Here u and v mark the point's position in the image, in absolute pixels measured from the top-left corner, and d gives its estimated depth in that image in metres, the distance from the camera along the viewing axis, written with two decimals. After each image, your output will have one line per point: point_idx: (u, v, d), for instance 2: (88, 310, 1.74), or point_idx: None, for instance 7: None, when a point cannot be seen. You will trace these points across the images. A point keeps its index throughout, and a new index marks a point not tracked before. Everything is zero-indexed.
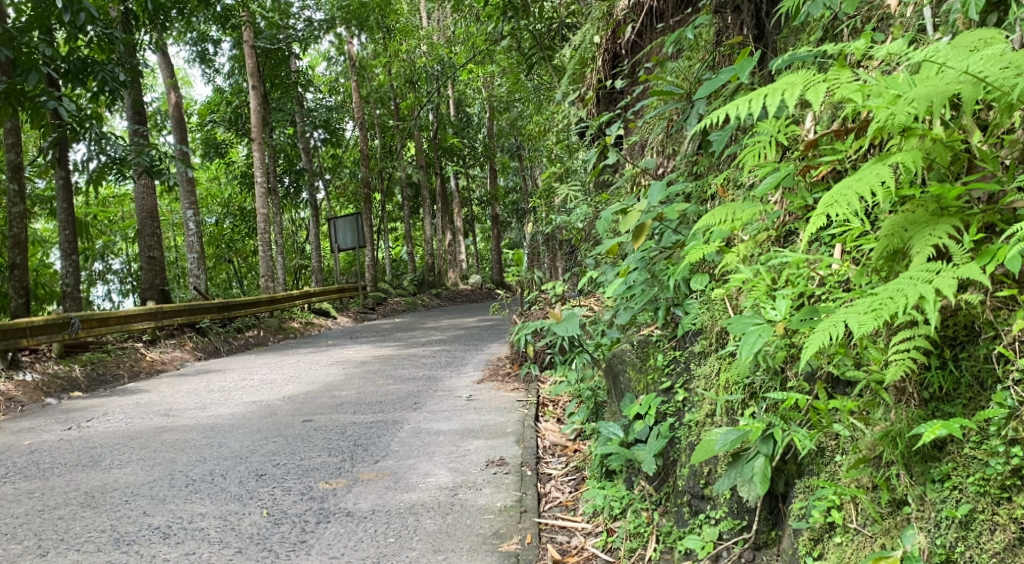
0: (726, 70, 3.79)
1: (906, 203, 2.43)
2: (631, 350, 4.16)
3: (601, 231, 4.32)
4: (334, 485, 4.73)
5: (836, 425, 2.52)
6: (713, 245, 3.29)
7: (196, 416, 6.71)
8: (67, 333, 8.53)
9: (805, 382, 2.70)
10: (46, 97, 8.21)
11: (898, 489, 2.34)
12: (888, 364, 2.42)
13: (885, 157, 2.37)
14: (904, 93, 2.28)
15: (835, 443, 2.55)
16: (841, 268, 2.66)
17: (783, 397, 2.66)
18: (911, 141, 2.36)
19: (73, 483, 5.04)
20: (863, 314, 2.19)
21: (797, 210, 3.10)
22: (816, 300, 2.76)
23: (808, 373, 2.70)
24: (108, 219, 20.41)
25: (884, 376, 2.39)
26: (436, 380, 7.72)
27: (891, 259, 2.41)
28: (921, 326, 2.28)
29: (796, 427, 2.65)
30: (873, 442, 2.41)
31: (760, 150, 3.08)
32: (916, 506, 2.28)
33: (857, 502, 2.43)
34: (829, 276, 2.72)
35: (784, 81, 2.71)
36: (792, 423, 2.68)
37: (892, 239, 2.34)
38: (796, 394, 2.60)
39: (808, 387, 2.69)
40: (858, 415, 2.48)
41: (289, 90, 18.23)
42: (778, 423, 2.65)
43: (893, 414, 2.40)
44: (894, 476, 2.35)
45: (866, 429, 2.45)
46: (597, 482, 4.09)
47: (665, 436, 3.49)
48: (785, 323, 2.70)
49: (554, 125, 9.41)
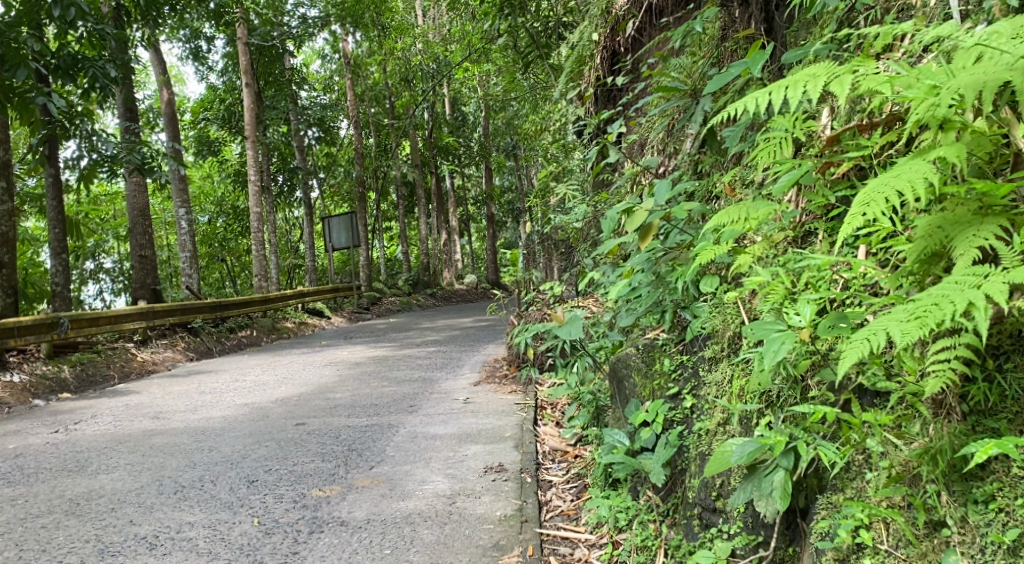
0: (737, 64, 3.64)
1: (944, 203, 2.31)
2: (636, 354, 4.02)
3: (605, 231, 4.16)
4: (328, 492, 4.58)
5: (869, 440, 2.39)
6: (725, 247, 3.15)
7: (187, 418, 6.54)
8: (56, 334, 8.35)
9: (829, 392, 2.58)
10: (35, 93, 8.06)
11: (936, 510, 2.22)
12: (924, 374, 2.30)
13: (922, 152, 2.25)
14: (946, 83, 2.16)
15: (865, 458, 2.42)
16: (868, 272, 2.55)
17: (809, 410, 2.54)
18: (949, 135, 2.25)
19: (58, 490, 4.87)
20: (906, 322, 2.08)
21: (816, 209, 2.98)
22: (839, 305, 2.66)
23: (833, 383, 2.58)
24: (100, 217, 20.20)
25: (922, 388, 2.27)
26: (432, 383, 7.56)
27: (928, 262, 2.29)
28: (965, 335, 2.16)
29: (820, 439, 2.53)
30: (909, 459, 2.29)
31: (776, 146, 2.97)
32: (958, 529, 2.17)
33: (889, 523, 2.29)
34: (856, 280, 2.61)
35: (806, 72, 2.59)
36: (815, 434, 2.55)
37: (930, 240, 2.21)
38: (823, 406, 2.48)
39: (833, 398, 2.56)
40: (893, 430, 2.35)
41: (284, 88, 18.06)
42: (801, 436, 2.53)
43: (932, 429, 2.27)
44: (933, 497, 2.23)
45: (901, 445, 2.33)
46: (600, 491, 3.95)
47: (673, 445, 3.34)
48: (809, 330, 2.58)
49: (551, 124, 9.27)
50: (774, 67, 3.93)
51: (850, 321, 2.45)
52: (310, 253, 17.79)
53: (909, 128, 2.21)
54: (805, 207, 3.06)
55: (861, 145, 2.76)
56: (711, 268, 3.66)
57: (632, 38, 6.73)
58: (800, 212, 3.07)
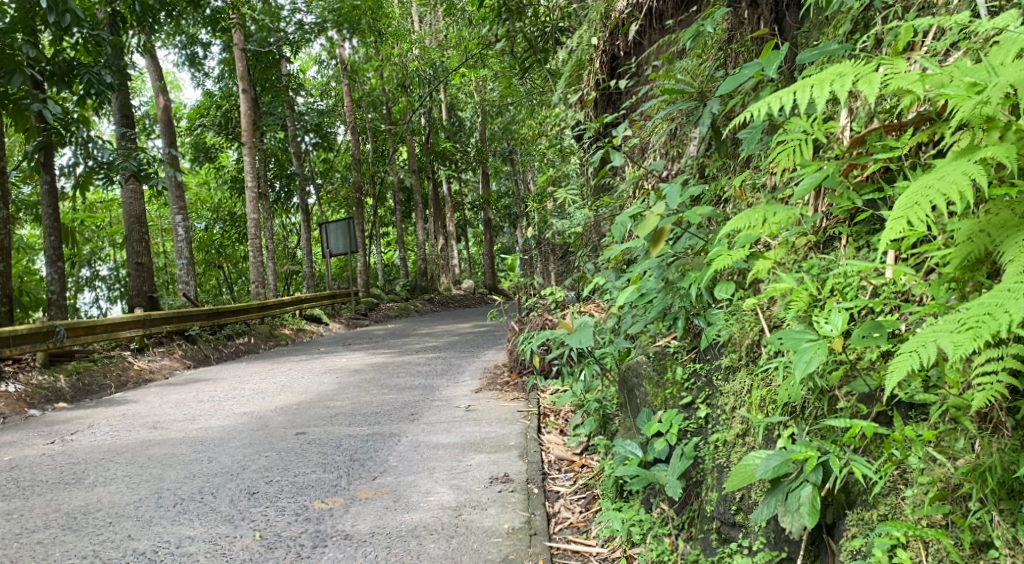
0: (750, 64, 3.54)
1: (988, 208, 2.29)
2: (647, 362, 3.91)
3: (615, 236, 4.00)
4: (331, 504, 4.48)
5: (911, 458, 2.37)
6: (742, 253, 3.07)
7: (185, 428, 6.43)
8: (52, 343, 8.22)
9: (861, 403, 2.56)
10: (30, 100, 7.95)
11: (982, 531, 2.20)
12: (968, 386, 2.28)
13: (964, 153, 2.22)
14: (988, 82, 2.12)
15: (904, 476, 2.39)
16: (901, 279, 2.54)
17: (843, 424, 2.52)
18: (992, 135, 2.18)
19: (55, 503, 4.76)
20: (957, 333, 2.08)
21: (840, 214, 2.91)
22: (870, 313, 2.64)
23: (865, 394, 2.56)
24: (96, 224, 20.04)
25: (967, 401, 2.25)
26: (433, 390, 7.45)
27: (972, 268, 2.29)
28: (1012, 346, 2.14)
29: (853, 453, 2.51)
30: (954, 476, 2.26)
31: (795, 148, 2.90)
32: (1007, 549, 2.14)
33: (927, 543, 2.27)
34: (885, 286, 2.61)
35: (830, 72, 2.53)
36: (846, 448, 2.53)
37: (977, 246, 2.21)
38: (860, 422, 2.46)
39: (866, 410, 2.54)
40: (935, 445, 2.33)
41: (281, 94, 17.78)
42: (833, 450, 2.52)
43: (978, 446, 2.26)
44: (979, 517, 2.20)
45: (945, 461, 2.30)
46: (611, 503, 3.84)
47: (689, 457, 3.24)
48: (841, 340, 2.57)
49: (549, 129, 9.18)
50: (786, 68, 3.85)
51: (884, 330, 2.47)
52: (307, 259, 17.63)
53: (953, 126, 2.18)
54: (826, 211, 2.98)
55: (888, 147, 2.68)
56: (726, 272, 3.57)
57: (634, 41, 6.66)
58: (822, 215, 2.99)
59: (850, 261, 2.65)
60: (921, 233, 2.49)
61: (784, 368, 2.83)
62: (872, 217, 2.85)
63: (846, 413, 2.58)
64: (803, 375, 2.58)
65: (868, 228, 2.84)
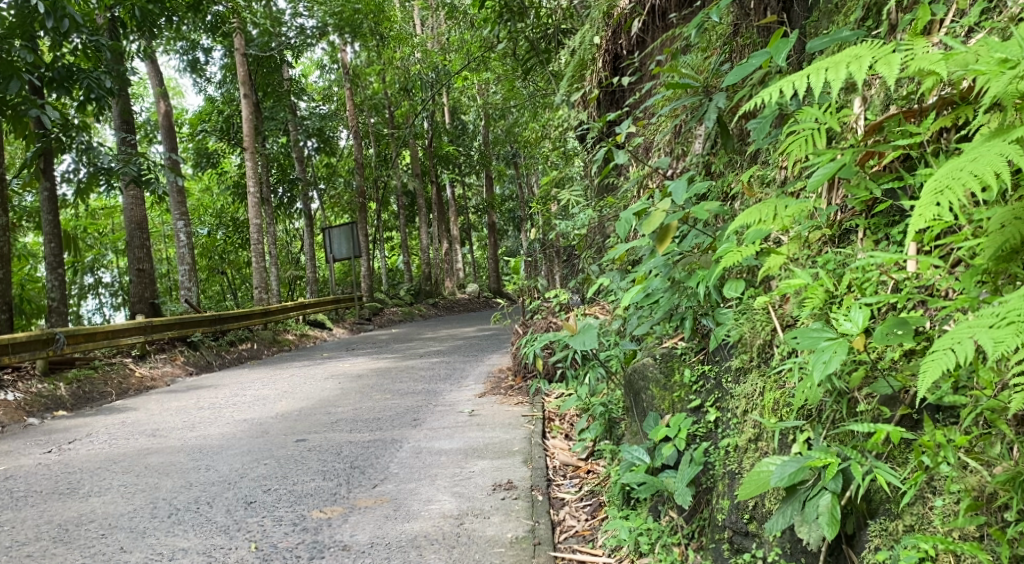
0: (758, 54, 3.40)
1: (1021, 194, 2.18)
2: (654, 364, 3.76)
3: (620, 234, 3.86)
4: (329, 513, 4.35)
5: (942, 465, 2.24)
6: (753, 249, 2.94)
7: (184, 436, 6.31)
8: (52, 350, 8.12)
9: (884, 406, 2.43)
10: (28, 105, 7.82)
11: (1020, 544, 2.07)
12: (1003, 387, 2.17)
13: (996, 134, 2.11)
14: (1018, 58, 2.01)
15: (936, 484, 2.26)
16: (925, 273, 2.42)
17: (865, 429, 2.38)
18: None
19: (47, 515, 4.63)
20: (997, 328, 1.97)
21: (857, 206, 2.78)
22: (892, 310, 2.52)
23: (887, 396, 2.43)
24: (98, 232, 19.93)
25: (1005, 403, 2.13)
26: (436, 395, 7.31)
27: (1005, 260, 2.19)
28: None
29: (875, 460, 2.38)
30: (991, 485, 2.14)
31: (806, 138, 2.79)
32: None
33: (960, 556, 2.14)
34: (907, 281, 2.49)
35: (846, 54, 2.42)
36: (869, 455, 2.40)
37: (1010, 234, 2.09)
38: (885, 426, 2.33)
39: (888, 413, 2.41)
40: (968, 451, 2.21)
41: (282, 99, 17.81)
42: (855, 457, 2.39)
43: (1016, 451, 2.13)
44: (1016, 529, 2.08)
45: (981, 468, 2.17)
46: (618, 511, 3.59)
47: (699, 463, 3.09)
48: (861, 338, 2.43)
49: (552, 131, 9.05)
50: (795, 58, 3.73)
51: (909, 327, 2.34)
52: (310, 264, 17.46)
53: (984, 104, 2.06)
54: (842, 203, 2.85)
55: (909, 132, 2.56)
56: (734, 270, 3.44)
57: (637, 38, 6.53)
58: (837, 208, 2.86)
59: (870, 255, 2.52)
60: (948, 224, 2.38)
61: (800, 369, 2.70)
62: (890, 208, 2.72)
63: (867, 416, 2.46)
64: (822, 377, 2.45)
65: (887, 219, 2.71)
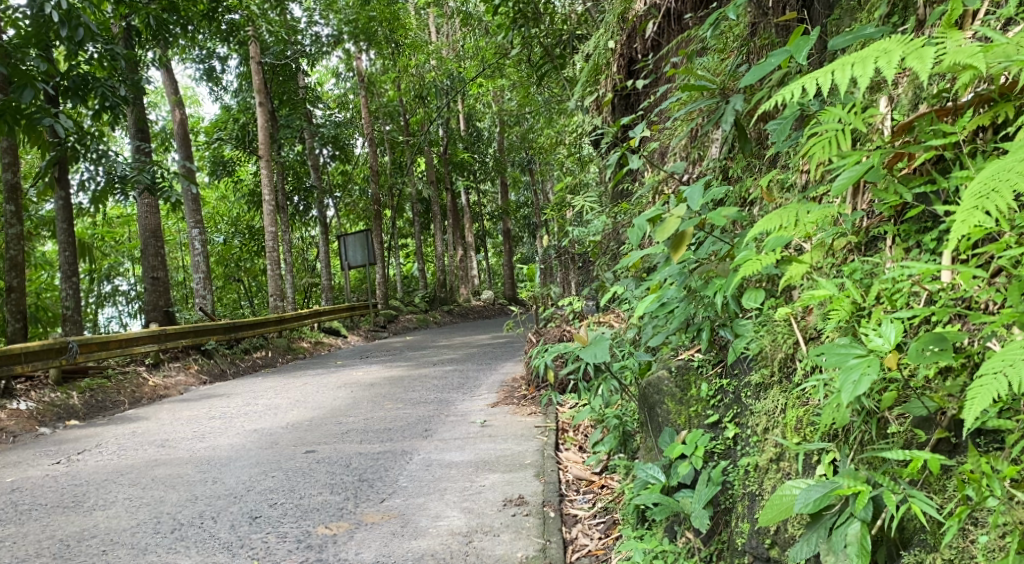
0: (778, 53, 3.25)
1: None
2: (669, 377, 3.59)
3: (633, 240, 3.68)
4: (334, 530, 4.21)
5: (990, 499, 2.09)
6: (774, 258, 2.79)
7: (193, 446, 6.20)
8: (65, 359, 8.01)
9: (918, 428, 2.29)
10: (43, 115, 7.69)
11: None
12: None
13: None
14: None
15: (983, 519, 2.10)
16: (965, 285, 2.27)
17: (897, 455, 2.24)
18: None
19: (50, 529, 4.53)
20: None
21: (886, 213, 2.62)
22: (929, 325, 2.36)
23: (922, 418, 2.29)
24: (115, 240, 19.92)
25: None
26: (448, 404, 7.16)
27: None
28: None
29: (910, 487, 2.24)
30: None
31: (830, 142, 2.65)
32: None
33: None
34: (942, 293, 2.33)
35: (875, 47, 2.31)
36: (903, 482, 2.25)
37: None
38: (922, 453, 2.19)
39: (924, 437, 2.27)
40: (1016, 482, 2.06)
41: (298, 107, 17.34)
42: (887, 484, 2.24)
43: None
44: None
45: None
46: (632, 531, 3.43)
47: (717, 483, 2.95)
48: (895, 354, 2.28)
49: (567, 137, 8.86)
50: (817, 58, 3.59)
51: (948, 344, 2.19)
52: (324, 270, 17.29)
53: None
54: (868, 209, 2.69)
55: (942, 132, 2.42)
56: (753, 279, 3.29)
57: (653, 40, 6.41)
58: (863, 213, 2.70)
59: (902, 265, 2.37)
60: (988, 231, 2.22)
61: (825, 387, 2.54)
62: (922, 213, 2.55)
63: (899, 439, 2.31)
64: (852, 397, 2.29)
65: (919, 225, 2.53)
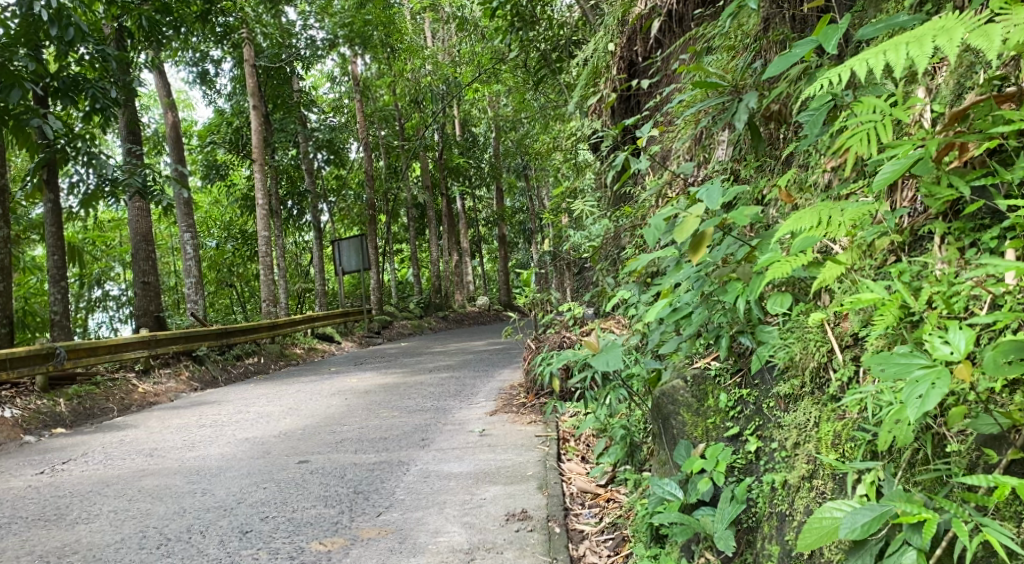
0: (804, 42, 3.05)
1: None
2: (684, 387, 3.38)
3: (648, 239, 3.46)
4: (329, 546, 4.00)
5: None
6: (807, 258, 2.60)
7: (182, 456, 5.98)
8: (52, 365, 7.73)
9: (987, 448, 2.13)
10: (31, 116, 7.41)
11: None
12: None
13: None
14: None
15: None
16: None
17: (967, 477, 2.07)
18: None
19: (29, 544, 4.30)
20: None
21: (935, 211, 2.46)
22: (991, 335, 2.20)
23: (991, 436, 2.13)
24: (105, 245, 19.63)
25: None
26: (445, 413, 6.94)
27: None
28: None
29: (977, 513, 2.07)
30: None
31: (871, 132, 2.49)
32: None
33: None
34: (1009, 296, 2.17)
35: (932, 25, 2.24)
36: (971, 507, 2.09)
37: None
38: (1007, 479, 2.01)
39: (995, 458, 2.11)
40: None
41: (292, 111, 17.35)
42: (954, 511, 2.07)
43: None
44: None
45: None
46: (645, 549, 3.21)
47: (741, 501, 2.76)
48: (967, 364, 2.09)
49: (564, 142, 8.67)
50: (841, 50, 3.42)
51: None
52: (318, 275, 17.03)
53: None
54: (912, 206, 2.53)
55: (1001, 120, 2.28)
56: (777, 283, 3.10)
57: (653, 41, 6.25)
58: (906, 211, 2.54)
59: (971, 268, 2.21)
60: None
61: (871, 401, 2.37)
62: (977, 210, 2.38)
63: (964, 460, 2.16)
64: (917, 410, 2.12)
65: (974, 223, 2.37)
